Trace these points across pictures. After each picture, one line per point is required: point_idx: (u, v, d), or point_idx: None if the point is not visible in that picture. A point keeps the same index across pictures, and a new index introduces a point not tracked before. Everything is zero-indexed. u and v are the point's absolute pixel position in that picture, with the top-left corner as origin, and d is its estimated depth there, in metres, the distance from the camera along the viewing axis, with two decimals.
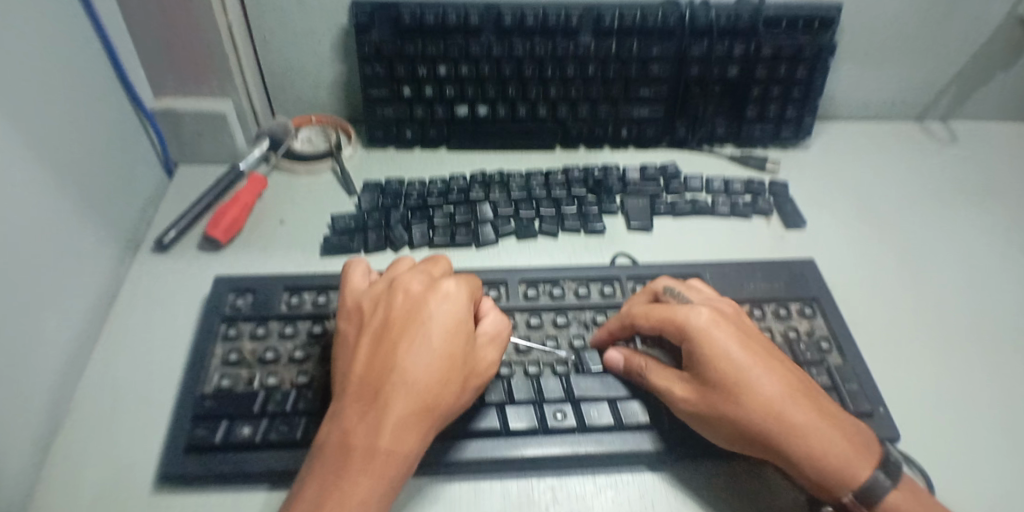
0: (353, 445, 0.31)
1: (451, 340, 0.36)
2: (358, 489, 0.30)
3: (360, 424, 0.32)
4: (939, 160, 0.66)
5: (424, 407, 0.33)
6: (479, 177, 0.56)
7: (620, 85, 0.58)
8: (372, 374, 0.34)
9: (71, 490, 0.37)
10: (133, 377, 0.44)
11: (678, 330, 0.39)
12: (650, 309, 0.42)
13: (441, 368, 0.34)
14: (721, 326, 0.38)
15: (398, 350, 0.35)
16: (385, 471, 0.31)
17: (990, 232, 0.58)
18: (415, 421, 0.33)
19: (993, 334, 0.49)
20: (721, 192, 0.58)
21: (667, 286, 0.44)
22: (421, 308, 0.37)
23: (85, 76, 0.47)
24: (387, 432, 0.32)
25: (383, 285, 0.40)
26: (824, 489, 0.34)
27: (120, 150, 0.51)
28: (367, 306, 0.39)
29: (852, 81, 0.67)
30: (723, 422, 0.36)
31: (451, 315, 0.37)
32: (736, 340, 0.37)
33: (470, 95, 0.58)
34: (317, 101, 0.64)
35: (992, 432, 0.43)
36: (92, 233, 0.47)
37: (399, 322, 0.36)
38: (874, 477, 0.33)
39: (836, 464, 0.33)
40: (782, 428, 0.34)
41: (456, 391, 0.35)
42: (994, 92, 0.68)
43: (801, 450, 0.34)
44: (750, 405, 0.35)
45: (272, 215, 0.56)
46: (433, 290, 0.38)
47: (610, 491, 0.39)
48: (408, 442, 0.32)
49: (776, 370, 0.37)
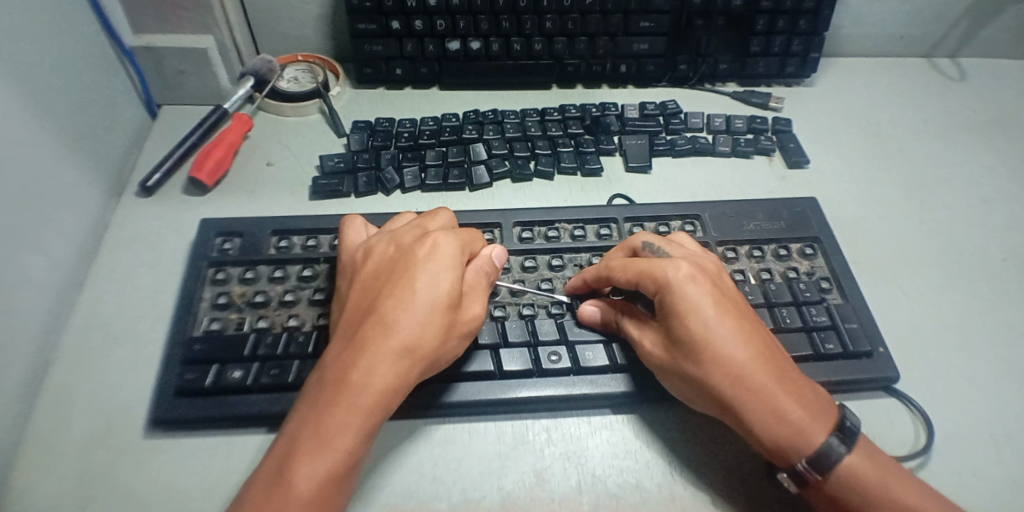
0: (330, 385, 0.30)
1: (437, 282, 0.34)
2: (332, 429, 0.29)
3: (338, 369, 0.31)
4: (948, 97, 0.64)
5: (403, 348, 0.31)
6: (472, 117, 0.55)
7: (619, 17, 0.56)
8: (356, 318, 0.33)
9: (62, 435, 0.37)
10: (122, 320, 0.43)
11: (652, 284, 0.37)
12: (629, 262, 0.39)
13: (424, 310, 0.33)
14: (693, 277, 0.36)
15: (383, 294, 0.33)
16: (360, 409, 0.30)
17: (997, 171, 0.57)
18: (392, 366, 0.31)
19: (997, 273, 0.49)
20: (723, 131, 0.57)
21: (646, 242, 0.41)
22: (410, 254, 0.35)
23: (62, 9, 0.45)
24: (362, 375, 0.30)
25: (379, 236, 0.39)
26: (775, 450, 0.33)
27: (100, 93, 0.49)
28: (360, 256, 0.38)
29: (861, 15, 0.64)
30: (689, 376, 0.35)
31: (439, 260, 0.35)
32: (707, 293, 0.35)
33: (463, 29, 0.55)
34: (304, 38, 0.62)
35: (991, 368, 0.42)
36: (76, 175, 0.45)
37: (386, 268, 0.35)
38: (827, 444, 0.32)
39: (796, 423, 0.32)
40: (745, 386, 0.33)
41: (440, 333, 0.33)
42: (1009, 23, 0.65)
43: (759, 408, 0.33)
44: (714, 360, 0.34)
45: (260, 158, 0.54)
46: (423, 238, 0.36)
47: (605, 431, 0.39)
48: (384, 382, 0.31)
49: (746, 330, 0.35)
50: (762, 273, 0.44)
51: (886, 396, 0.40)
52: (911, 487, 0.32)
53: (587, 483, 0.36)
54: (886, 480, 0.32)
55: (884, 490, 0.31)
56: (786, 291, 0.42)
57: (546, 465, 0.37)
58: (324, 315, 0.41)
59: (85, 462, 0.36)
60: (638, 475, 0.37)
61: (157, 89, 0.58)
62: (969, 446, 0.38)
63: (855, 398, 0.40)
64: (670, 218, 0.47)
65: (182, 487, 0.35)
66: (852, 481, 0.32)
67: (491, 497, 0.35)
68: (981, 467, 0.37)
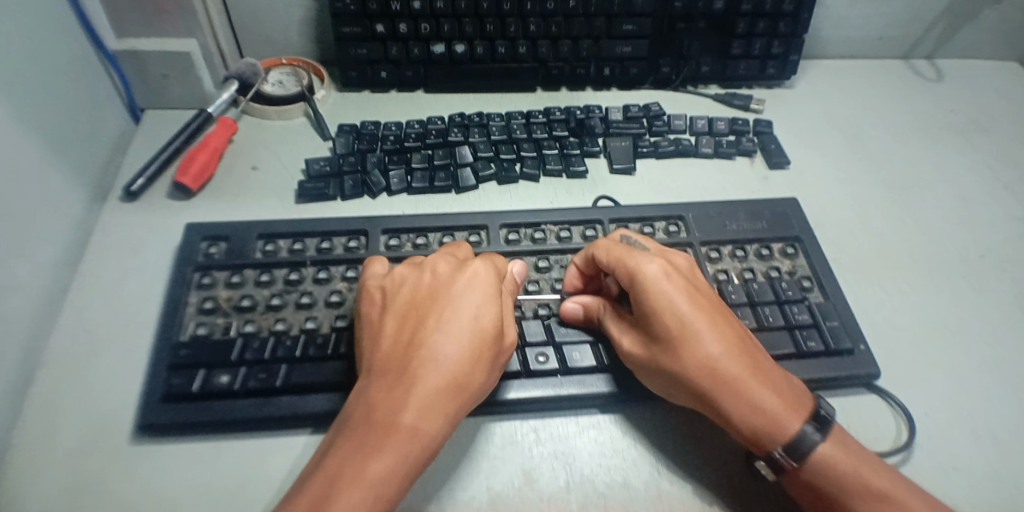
0: (376, 422, 0.30)
1: (479, 314, 0.34)
2: (373, 468, 0.29)
3: (385, 405, 0.31)
4: (926, 97, 0.65)
5: (451, 385, 0.32)
6: (458, 120, 0.55)
7: (603, 20, 0.57)
8: (398, 351, 0.33)
9: (48, 442, 0.37)
10: (109, 325, 0.43)
11: (626, 276, 0.38)
12: (612, 244, 0.40)
13: (467, 343, 0.33)
14: (672, 281, 0.36)
15: (424, 328, 0.34)
16: (404, 447, 0.30)
17: (974, 169, 0.58)
18: (441, 402, 0.31)
19: (974, 268, 0.50)
20: (706, 132, 0.57)
21: (623, 235, 0.42)
22: (448, 286, 0.36)
23: (43, 12, 0.44)
24: (411, 409, 0.31)
25: (407, 266, 0.38)
26: (758, 447, 0.33)
27: (81, 96, 0.49)
28: (389, 285, 0.37)
29: (840, 17, 0.65)
30: (678, 384, 0.35)
31: (475, 293, 0.35)
32: (692, 302, 0.36)
33: (447, 33, 0.56)
34: (289, 41, 0.62)
35: (969, 362, 0.43)
36: (59, 182, 0.45)
37: (426, 300, 0.35)
38: (801, 431, 0.32)
39: (775, 417, 0.33)
40: (735, 396, 0.33)
41: (485, 367, 0.33)
42: (985, 25, 0.67)
43: (743, 413, 0.33)
44: (704, 369, 0.34)
45: (246, 162, 0.54)
46: (461, 270, 0.37)
47: (592, 431, 0.39)
48: (434, 422, 0.31)
49: (734, 336, 0.35)
50: (745, 273, 0.45)
51: (866, 392, 0.41)
52: (891, 478, 0.32)
53: (576, 482, 0.36)
54: (858, 464, 0.33)
55: (857, 478, 0.32)
56: (768, 290, 0.43)
57: (535, 465, 0.37)
58: (312, 318, 0.41)
59: (72, 470, 0.35)
60: (626, 473, 0.37)
61: (140, 92, 0.57)
62: (946, 439, 0.39)
63: (839, 394, 0.41)
64: (654, 219, 0.48)
65: (170, 493, 0.35)
66: (827, 468, 0.32)
67: (481, 498, 0.36)
68: (959, 457, 0.38)
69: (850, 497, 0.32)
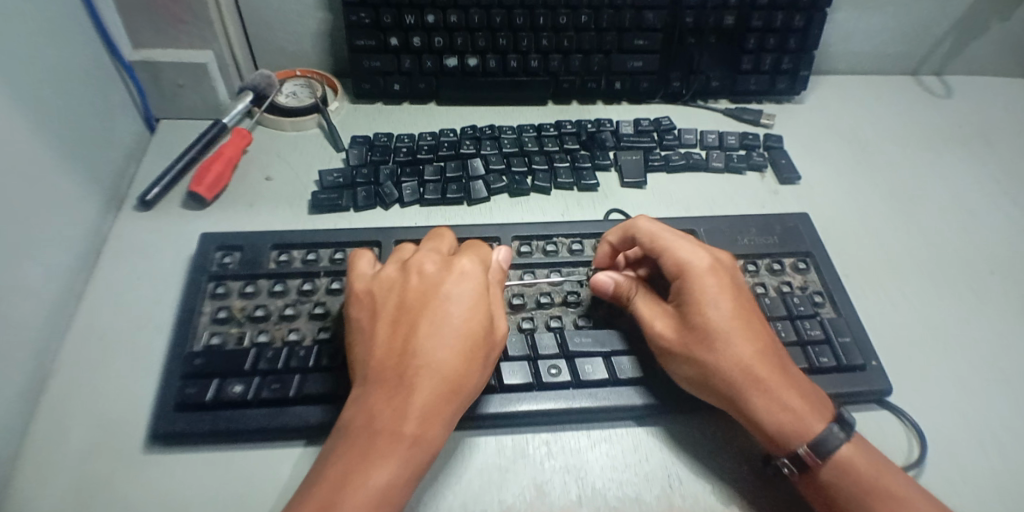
0: (376, 431, 0.30)
1: (471, 316, 0.35)
2: (377, 475, 0.29)
3: (385, 412, 0.31)
4: (934, 112, 0.66)
5: (448, 388, 0.32)
6: (469, 132, 0.55)
7: (614, 35, 0.57)
8: (393, 357, 0.33)
9: (60, 450, 0.37)
10: (121, 333, 0.43)
11: (673, 264, 0.39)
12: (658, 231, 0.42)
13: (461, 345, 0.33)
14: (716, 276, 0.38)
15: (417, 332, 0.34)
16: (409, 453, 0.30)
17: (983, 183, 0.58)
18: (438, 405, 0.32)
19: (985, 283, 0.50)
20: (716, 146, 0.58)
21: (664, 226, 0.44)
22: (437, 287, 0.36)
23: (62, 23, 0.45)
24: (412, 416, 0.31)
25: (392, 270, 0.38)
26: (779, 443, 0.34)
27: (97, 105, 0.49)
28: (378, 289, 0.37)
29: (849, 32, 0.66)
30: (704, 376, 0.36)
31: (465, 294, 0.35)
32: (731, 299, 0.37)
33: (460, 46, 0.56)
34: (303, 53, 0.63)
35: (980, 377, 0.43)
36: (74, 190, 0.45)
37: (416, 302, 0.35)
38: (827, 430, 0.33)
39: (800, 416, 0.34)
40: (761, 392, 0.34)
41: (478, 367, 0.34)
42: (993, 41, 0.67)
43: (769, 410, 0.34)
44: (735, 365, 0.35)
45: (258, 172, 0.54)
46: (448, 270, 0.37)
47: (604, 445, 0.39)
48: (433, 426, 0.31)
49: (762, 337, 0.36)
50: (757, 287, 0.45)
51: (878, 408, 0.41)
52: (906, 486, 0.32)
53: (587, 496, 0.36)
54: (874, 469, 0.33)
55: (875, 482, 0.32)
56: (780, 305, 0.43)
57: (546, 478, 0.37)
58: (325, 329, 0.41)
59: (84, 479, 0.36)
60: (638, 487, 0.37)
61: (155, 101, 0.58)
62: (958, 455, 0.39)
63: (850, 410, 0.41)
64: None
65: (183, 501, 0.35)
66: (845, 471, 0.32)
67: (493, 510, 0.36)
68: (973, 473, 0.38)
69: (869, 502, 0.32)
